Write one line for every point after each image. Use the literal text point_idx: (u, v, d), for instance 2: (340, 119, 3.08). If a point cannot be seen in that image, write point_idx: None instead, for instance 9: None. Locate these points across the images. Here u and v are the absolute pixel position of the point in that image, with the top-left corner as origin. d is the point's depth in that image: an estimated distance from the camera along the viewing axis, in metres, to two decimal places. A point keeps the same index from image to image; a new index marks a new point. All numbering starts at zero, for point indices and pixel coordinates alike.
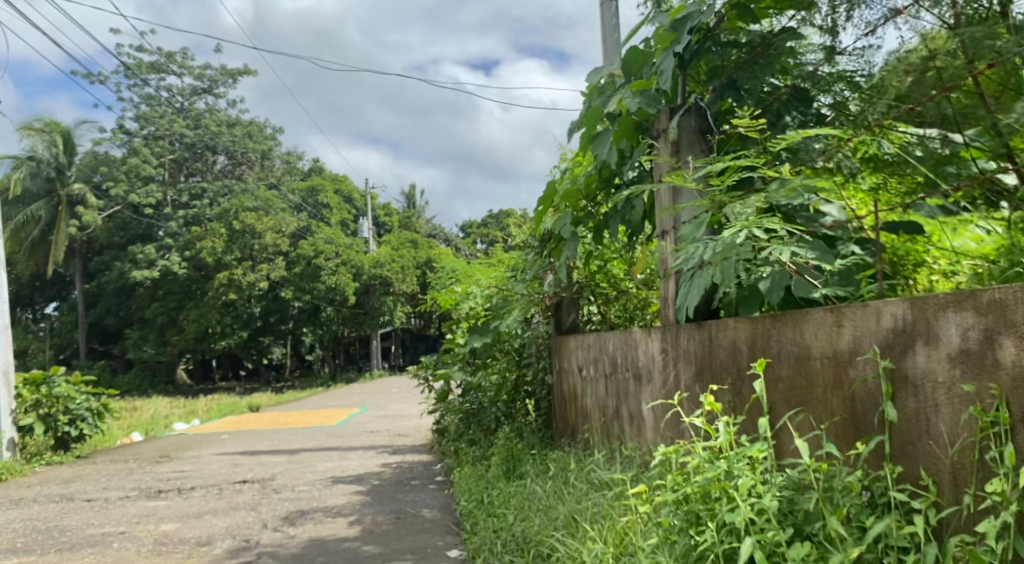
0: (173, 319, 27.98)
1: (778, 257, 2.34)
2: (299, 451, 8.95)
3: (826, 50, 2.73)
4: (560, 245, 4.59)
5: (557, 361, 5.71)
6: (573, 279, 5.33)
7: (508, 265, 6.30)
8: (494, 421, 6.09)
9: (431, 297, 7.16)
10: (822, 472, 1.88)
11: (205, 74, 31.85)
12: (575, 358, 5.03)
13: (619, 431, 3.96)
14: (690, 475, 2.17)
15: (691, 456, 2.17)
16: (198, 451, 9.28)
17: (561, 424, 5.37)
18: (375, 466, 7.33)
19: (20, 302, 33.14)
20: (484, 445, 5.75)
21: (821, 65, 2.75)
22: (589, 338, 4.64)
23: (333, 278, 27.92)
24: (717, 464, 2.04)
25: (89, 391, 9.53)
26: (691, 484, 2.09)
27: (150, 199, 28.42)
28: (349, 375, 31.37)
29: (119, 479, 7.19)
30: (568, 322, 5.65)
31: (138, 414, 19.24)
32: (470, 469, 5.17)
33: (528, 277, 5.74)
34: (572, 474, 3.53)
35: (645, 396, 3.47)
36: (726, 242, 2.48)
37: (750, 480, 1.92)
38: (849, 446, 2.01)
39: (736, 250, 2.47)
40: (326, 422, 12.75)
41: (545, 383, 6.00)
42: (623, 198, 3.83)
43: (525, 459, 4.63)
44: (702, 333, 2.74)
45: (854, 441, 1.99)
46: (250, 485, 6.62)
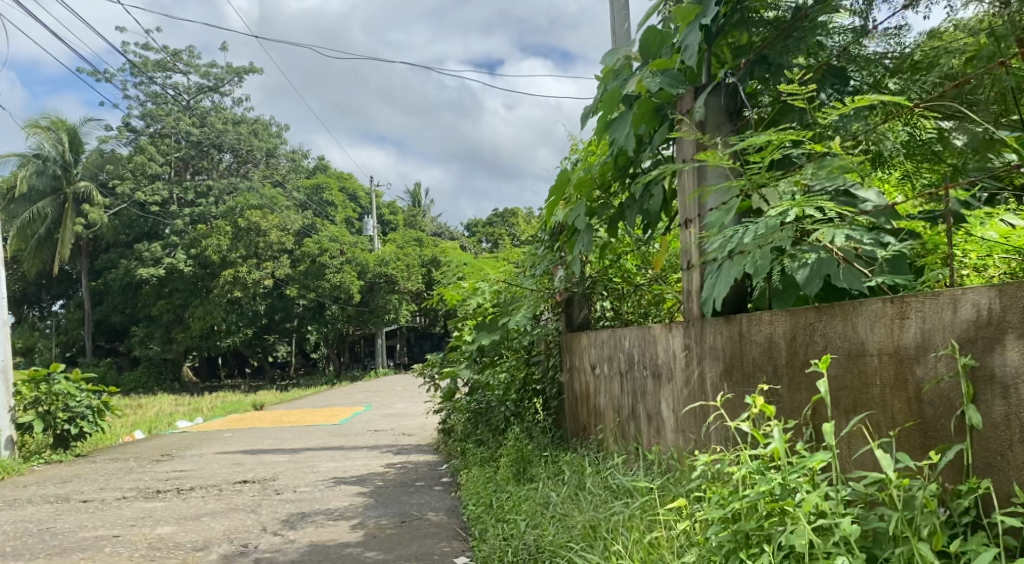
0: (179, 317, 27.85)
1: (829, 241, 2.11)
2: (302, 450, 8.77)
3: (857, 29, 2.51)
4: (572, 238, 4.38)
5: (567, 359, 5.51)
6: (585, 274, 5.11)
7: (516, 260, 6.08)
8: (503, 421, 5.88)
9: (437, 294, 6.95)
10: (899, 489, 1.67)
11: (211, 73, 31.75)
12: (588, 356, 4.82)
13: (634, 432, 3.76)
14: (737, 488, 1.95)
15: (737, 466, 1.95)
16: (200, 450, 9.09)
17: (573, 425, 5.17)
18: (379, 467, 7.14)
19: (26, 300, 33.07)
20: (492, 446, 5.55)
21: (852, 44, 2.53)
22: (602, 335, 4.44)
23: (338, 276, 27.71)
24: (771, 477, 1.82)
25: (90, 389, 9.34)
26: (739, 500, 1.86)
27: (156, 197, 28.28)
28: (355, 373, 31.22)
29: (118, 479, 7.01)
30: (579, 318, 5.46)
31: (142, 411, 19.11)
32: (478, 471, 4.96)
33: (538, 272, 5.53)
34: (587, 479, 3.32)
35: (665, 395, 3.27)
36: (767, 227, 2.26)
37: (816, 498, 1.69)
38: (919, 455, 1.79)
39: (775, 235, 2.24)
40: (330, 421, 12.57)
41: (555, 381, 5.79)
42: (641, 187, 3.63)
43: (535, 461, 4.42)
44: (731, 328, 2.53)
45: (925, 449, 1.78)
46: (251, 486, 6.42)
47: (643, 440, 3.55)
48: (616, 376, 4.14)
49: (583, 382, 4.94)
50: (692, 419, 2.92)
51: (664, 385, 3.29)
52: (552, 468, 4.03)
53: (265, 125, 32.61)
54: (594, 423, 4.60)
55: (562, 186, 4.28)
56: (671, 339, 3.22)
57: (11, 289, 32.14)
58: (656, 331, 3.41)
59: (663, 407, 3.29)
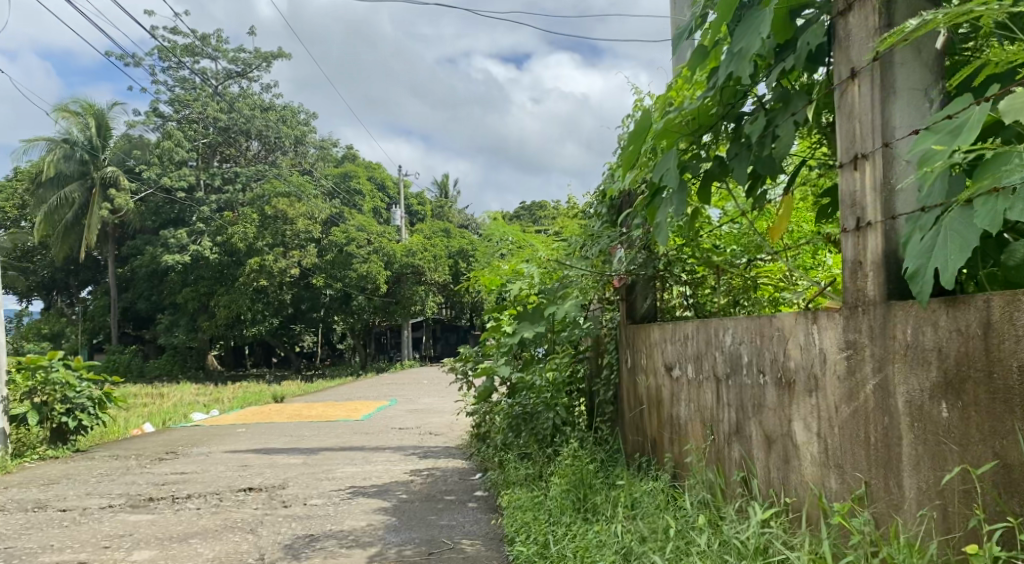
0: (204, 305, 27.30)
1: None
2: (319, 450, 7.93)
3: None
4: (652, 207, 3.35)
5: (627, 355, 4.61)
6: (655, 255, 4.19)
7: (565, 236, 5.10)
8: (551, 433, 4.83)
9: (469, 279, 6.02)
10: None
11: (240, 58, 31.21)
12: (659, 355, 3.91)
13: (741, 456, 2.87)
14: None
15: None
16: (208, 448, 8.31)
17: (638, 438, 4.27)
18: (402, 474, 6.27)
19: (55, 286, 32.87)
20: (538, 463, 4.61)
21: None
22: (683, 326, 3.53)
23: (365, 265, 26.83)
24: None
25: (91, 378, 8.60)
26: None
27: (183, 181, 27.71)
28: (380, 365, 30.45)
29: (110, 482, 6.22)
30: (641, 309, 4.53)
31: (162, 401, 18.46)
32: (525, 493, 4.05)
33: (592, 252, 4.63)
34: (697, 538, 2.45)
35: (802, 413, 2.37)
36: None
37: None
38: None
39: None
40: (351, 416, 11.76)
41: (609, 383, 4.86)
42: (762, 123, 2.72)
43: (599, 488, 3.53)
44: (961, 315, 1.64)
45: None
46: (255, 496, 5.58)
47: (763, 470, 2.65)
48: (706, 384, 3.23)
49: (652, 383, 4.04)
50: (858, 452, 2.03)
51: (798, 397, 2.39)
52: (629, 507, 3.14)
53: (294, 111, 31.96)
54: (670, 435, 3.70)
55: (638, 139, 3.29)
56: (812, 336, 2.31)
57: (39, 275, 31.93)
58: (783, 323, 2.50)
59: (796, 427, 2.40)
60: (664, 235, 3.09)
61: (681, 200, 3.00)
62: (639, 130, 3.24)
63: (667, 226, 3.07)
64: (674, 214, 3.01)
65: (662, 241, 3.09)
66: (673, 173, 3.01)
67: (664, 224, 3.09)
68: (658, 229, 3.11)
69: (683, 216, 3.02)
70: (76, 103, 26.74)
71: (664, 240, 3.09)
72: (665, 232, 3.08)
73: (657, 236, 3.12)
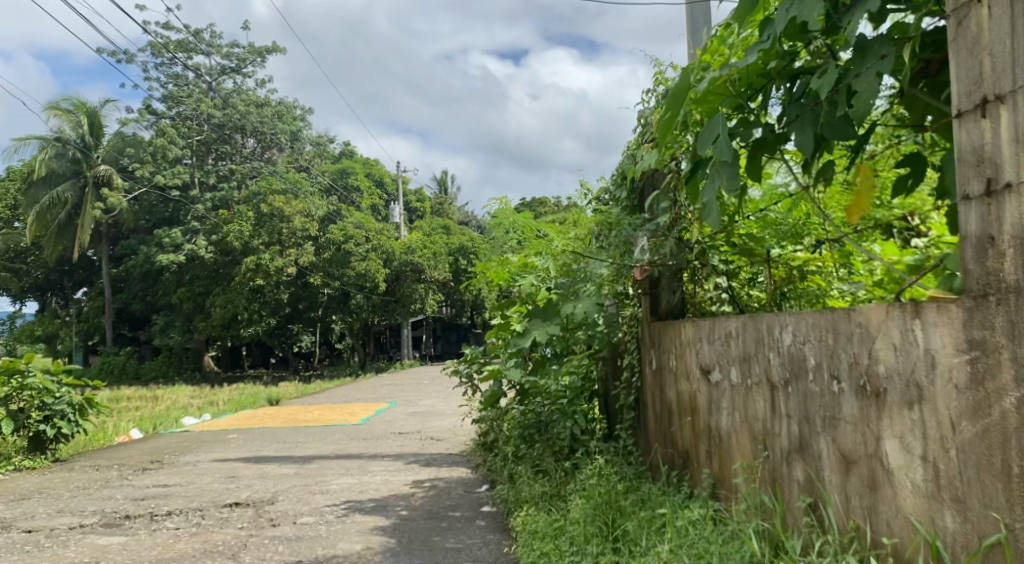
0: (200, 305, 26.78)
1: None
2: (313, 458, 7.45)
3: None
4: (694, 185, 2.86)
5: (652, 355, 4.16)
6: (686, 243, 3.75)
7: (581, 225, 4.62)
8: (567, 444, 4.35)
9: (472, 273, 5.53)
10: None
11: (233, 53, 30.67)
12: (694, 358, 3.45)
13: (807, 478, 2.42)
14: None
15: None
16: (196, 456, 7.83)
17: (668, 450, 3.81)
18: (403, 486, 5.78)
19: (49, 287, 32.38)
20: (554, 477, 4.14)
21: None
22: (725, 322, 3.08)
23: (363, 264, 26.34)
24: None
25: (72, 383, 8.13)
26: None
27: (177, 180, 27.15)
28: (380, 364, 29.93)
29: (85, 497, 5.74)
30: (665, 304, 4.10)
31: (154, 405, 17.95)
32: (541, 515, 3.60)
33: (616, 242, 4.14)
34: None
35: (895, 431, 1.93)
36: None
37: None
38: None
39: None
40: (349, 419, 11.28)
41: (632, 386, 4.39)
42: (840, 79, 2.29)
43: (631, 514, 3.08)
44: None
45: None
46: (241, 513, 5.12)
47: (838, 494, 2.20)
48: (756, 389, 2.78)
49: (685, 387, 3.59)
50: (992, 483, 1.61)
51: (889, 407, 1.94)
52: (672, 541, 2.71)
53: (289, 107, 31.49)
54: (708, 449, 3.27)
55: (675, 104, 2.79)
56: (912, 333, 1.85)
57: (33, 276, 31.40)
58: (866, 317, 2.05)
59: (887, 445, 1.96)
60: (712, 217, 2.60)
61: (736, 172, 2.51)
62: (679, 91, 2.75)
63: (716, 205, 2.58)
64: (727, 190, 2.52)
65: (709, 225, 2.60)
66: (725, 137, 2.52)
67: (711, 204, 2.61)
68: (708, 210, 2.61)
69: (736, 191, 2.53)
70: (68, 100, 26.22)
71: (711, 224, 2.60)
72: (714, 214, 2.59)
73: (704, 218, 2.63)
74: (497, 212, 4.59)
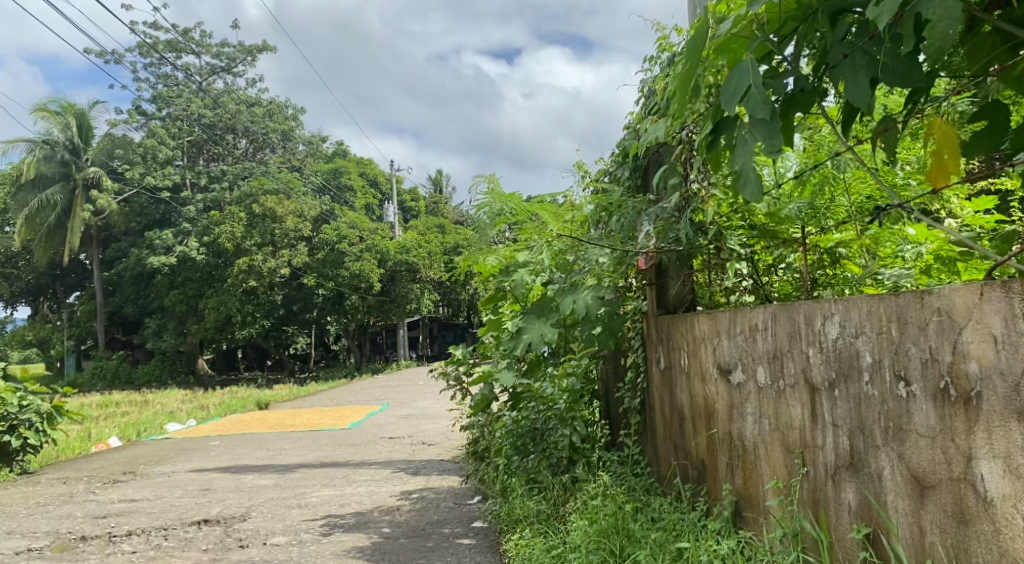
0: (192, 307, 26.29)
1: None
2: (296, 467, 6.99)
3: None
4: (716, 149, 2.38)
5: (659, 351, 3.72)
6: (702, 225, 3.29)
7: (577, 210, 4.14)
8: (566, 456, 3.82)
9: (459, 266, 5.04)
10: None
11: (223, 52, 30.19)
12: (711, 357, 3.02)
13: (858, 502, 2.00)
14: None
15: None
16: (172, 466, 7.35)
17: (682, 463, 3.37)
18: (389, 498, 5.32)
19: (41, 291, 31.89)
20: (553, 495, 3.66)
21: None
22: (749, 313, 2.63)
23: (357, 263, 25.59)
24: None
25: (39, 391, 7.70)
26: None
27: (168, 181, 26.61)
28: (377, 366, 29.39)
29: (43, 515, 5.26)
30: (674, 294, 3.68)
31: (143, 410, 17.40)
32: (539, 540, 3.18)
33: (619, 225, 3.69)
34: None
35: (998, 448, 1.51)
36: None
37: None
38: None
39: None
40: (338, 423, 10.83)
41: (640, 388, 3.95)
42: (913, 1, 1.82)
43: (645, 543, 2.65)
44: None
45: None
46: (207, 533, 4.65)
47: (905, 526, 1.78)
48: (789, 391, 2.33)
49: (700, 388, 3.16)
50: None
51: (987, 417, 1.53)
52: None
53: (280, 106, 31.16)
54: (729, 461, 2.84)
55: (695, 53, 2.30)
56: None
57: (24, 281, 30.86)
58: (948, 301, 1.62)
59: (984, 466, 1.55)
60: (751, 189, 2.11)
61: (779, 130, 2.04)
62: (699, 35, 2.25)
63: (756, 173, 2.11)
64: (770, 151, 2.04)
65: (748, 198, 2.11)
66: (758, 89, 2.04)
67: (750, 176, 2.13)
68: (745, 180, 2.13)
69: (778, 152, 2.05)
70: (56, 102, 25.87)
71: (751, 197, 2.12)
72: (754, 185, 2.10)
73: (740, 190, 2.14)
74: (483, 194, 4.04)
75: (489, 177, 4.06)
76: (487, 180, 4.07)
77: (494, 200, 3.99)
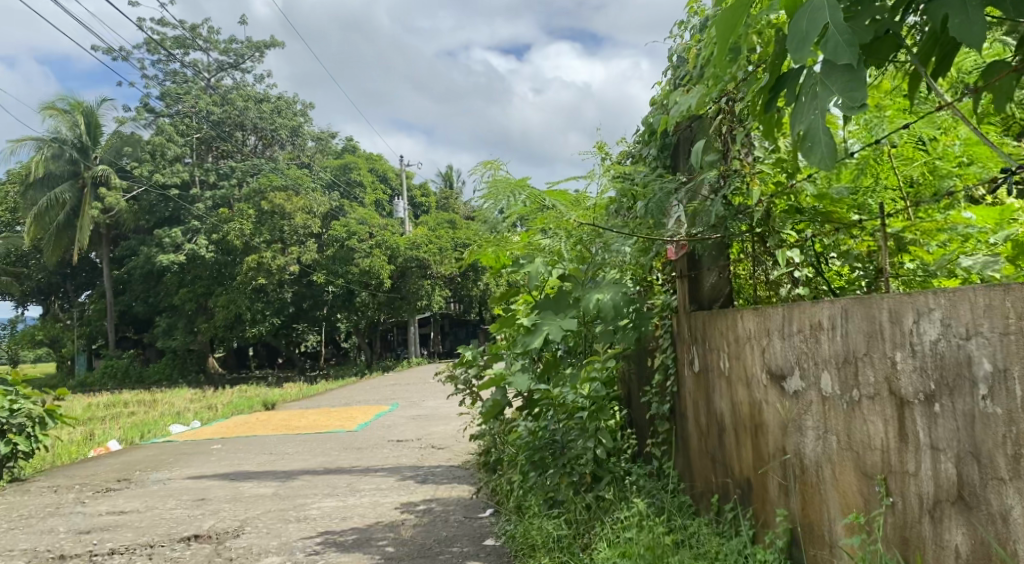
0: (202, 306, 26.03)
1: None
2: (297, 474, 6.61)
3: None
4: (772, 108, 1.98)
5: (693, 351, 3.33)
6: (743, 210, 2.90)
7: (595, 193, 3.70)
8: (590, 472, 3.37)
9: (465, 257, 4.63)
10: None
11: (231, 48, 29.87)
12: (759, 361, 2.62)
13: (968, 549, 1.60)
14: None
15: None
16: (169, 473, 7.01)
17: (723, 481, 2.99)
18: (393, 510, 4.93)
19: (52, 291, 31.75)
20: (573, 517, 3.28)
21: None
22: (812, 308, 2.23)
23: (367, 260, 25.20)
24: None
25: (31, 395, 7.37)
26: None
27: (176, 178, 26.35)
28: (388, 363, 29.04)
29: (24, 530, 4.91)
30: (709, 287, 3.31)
31: (150, 410, 17.11)
32: None
33: (648, 209, 3.28)
34: None
35: None
36: None
37: None
38: None
39: None
40: (346, 424, 10.46)
41: (670, 392, 3.58)
42: None
43: None
44: None
45: None
46: (196, 551, 4.28)
47: None
48: (868, 403, 1.94)
49: (745, 394, 2.76)
50: None
51: None
52: None
53: (289, 102, 30.76)
54: (782, 481, 2.46)
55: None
56: None
57: (34, 280, 30.71)
58: None
59: None
60: (821, 156, 1.72)
61: (863, 79, 1.64)
62: None
63: (828, 131, 1.71)
64: (852, 108, 1.64)
65: (815, 167, 1.71)
66: (839, 28, 1.62)
67: (816, 139, 1.73)
68: (813, 142, 1.73)
69: (859, 110, 1.65)
70: (64, 100, 25.61)
71: (819, 165, 1.72)
72: (825, 149, 1.70)
73: (805, 156, 1.75)
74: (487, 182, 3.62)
75: (493, 162, 3.65)
76: (490, 167, 3.65)
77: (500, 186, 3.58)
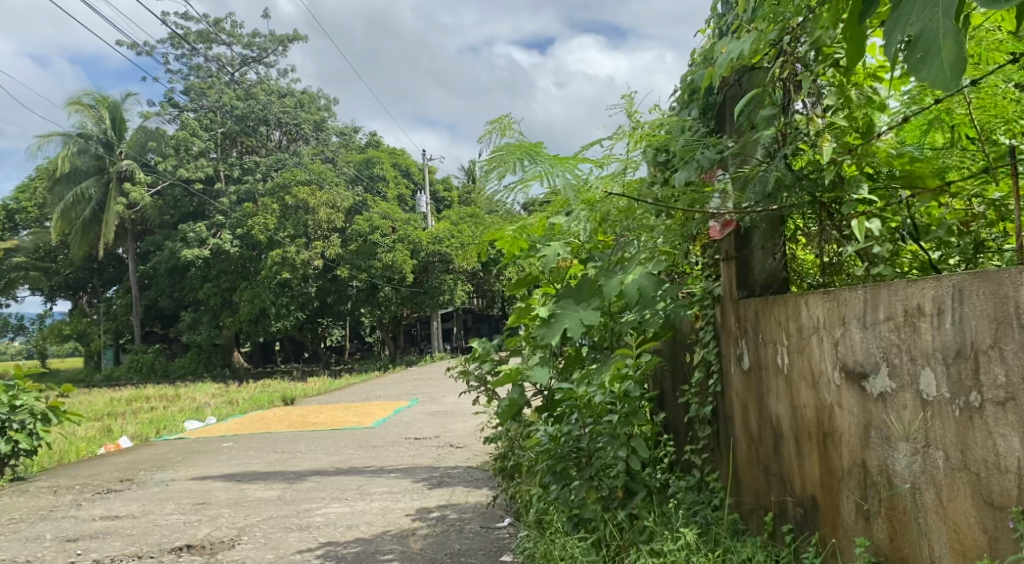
0: (227, 300, 25.88)
1: None
2: (307, 476, 6.22)
3: None
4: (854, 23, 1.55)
5: (743, 346, 2.86)
6: (805, 177, 2.43)
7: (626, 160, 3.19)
8: (623, 487, 2.83)
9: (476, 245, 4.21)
10: None
11: (255, 42, 29.68)
12: (830, 355, 2.15)
13: None
14: None
15: None
16: (174, 473, 6.67)
17: (781, 500, 2.53)
18: (403, 519, 4.50)
19: (80, 286, 31.86)
20: (606, 541, 2.80)
21: None
22: (907, 289, 1.75)
23: (390, 254, 24.82)
24: None
25: (32, 390, 7.06)
26: None
27: (200, 173, 26.20)
28: (411, 358, 28.74)
29: (8, 538, 4.56)
30: (760, 272, 2.85)
31: (171, 405, 16.91)
32: None
33: (686, 180, 2.86)
34: None
35: None
36: None
37: None
38: None
39: None
40: (363, 421, 10.08)
41: (714, 394, 3.13)
42: None
43: None
44: None
45: None
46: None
47: None
48: (996, 409, 1.50)
49: (810, 396, 2.29)
50: None
51: None
52: None
53: (313, 96, 30.51)
54: (860, 503, 2.01)
55: None
56: None
57: (62, 276, 30.82)
58: None
59: None
60: (940, 70, 1.29)
61: None
62: None
63: (950, 34, 1.28)
64: None
65: (934, 83, 1.29)
66: None
67: (931, 44, 1.30)
68: (926, 52, 1.30)
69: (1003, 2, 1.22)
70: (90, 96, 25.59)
71: (937, 84, 1.30)
72: (954, 54, 1.27)
73: (912, 72, 1.33)
74: (494, 148, 3.10)
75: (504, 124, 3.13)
76: (500, 128, 3.13)
77: (507, 153, 3.04)
